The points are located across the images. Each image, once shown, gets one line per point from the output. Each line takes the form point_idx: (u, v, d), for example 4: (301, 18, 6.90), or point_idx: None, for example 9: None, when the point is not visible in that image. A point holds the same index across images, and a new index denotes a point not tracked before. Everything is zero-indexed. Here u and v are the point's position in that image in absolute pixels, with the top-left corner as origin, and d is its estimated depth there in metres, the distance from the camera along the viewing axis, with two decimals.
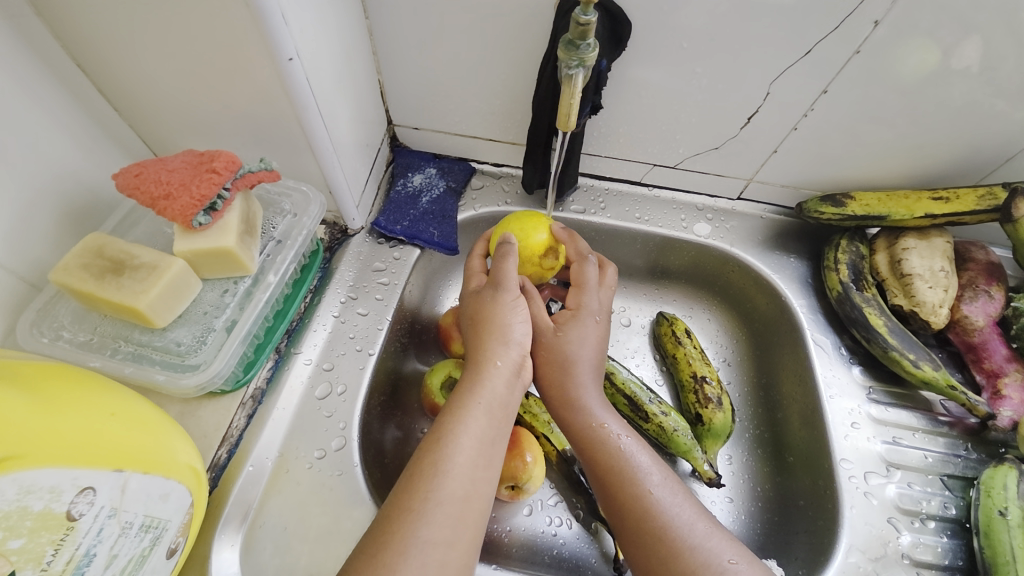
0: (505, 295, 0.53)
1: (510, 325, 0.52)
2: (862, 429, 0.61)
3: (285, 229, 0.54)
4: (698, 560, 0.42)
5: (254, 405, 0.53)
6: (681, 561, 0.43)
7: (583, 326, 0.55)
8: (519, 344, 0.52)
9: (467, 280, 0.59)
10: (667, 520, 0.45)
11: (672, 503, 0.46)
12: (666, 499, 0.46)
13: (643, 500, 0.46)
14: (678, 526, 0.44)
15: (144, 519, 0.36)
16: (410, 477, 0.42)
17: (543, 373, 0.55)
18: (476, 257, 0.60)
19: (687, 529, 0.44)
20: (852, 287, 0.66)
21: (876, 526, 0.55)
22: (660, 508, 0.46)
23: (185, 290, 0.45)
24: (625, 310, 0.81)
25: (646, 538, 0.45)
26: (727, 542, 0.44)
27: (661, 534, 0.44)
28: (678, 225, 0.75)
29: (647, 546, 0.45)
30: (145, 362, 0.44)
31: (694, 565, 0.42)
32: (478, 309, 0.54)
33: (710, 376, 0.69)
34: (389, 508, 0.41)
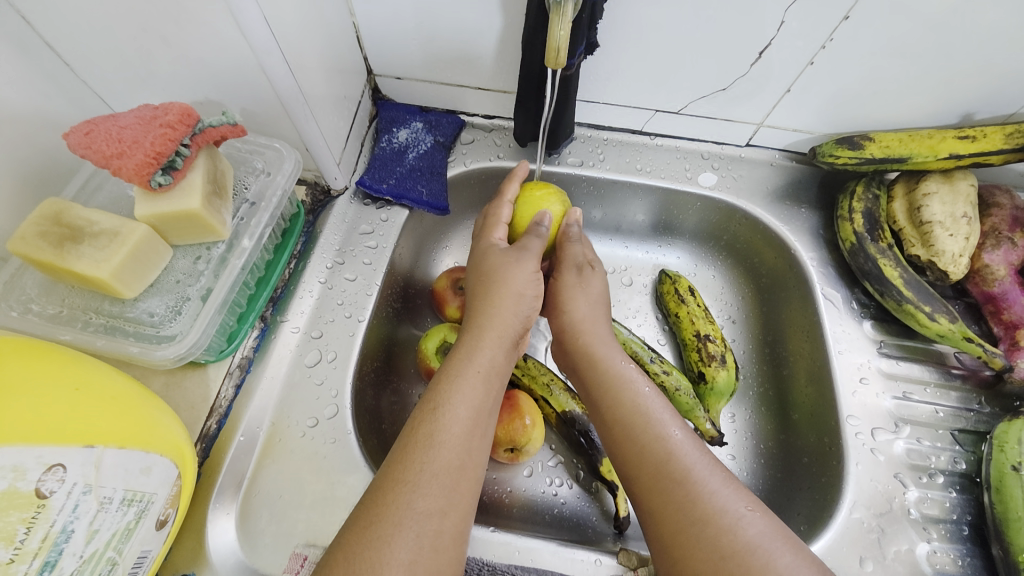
0: (529, 261, 0.52)
1: (521, 294, 0.51)
2: (871, 385, 0.59)
3: (258, 190, 0.50)
4: (715, 507, 0.40)
5: (241, 375, 0.51)
6: (697, 506, 0.41)
7: (598, 268, 0.58)
8: (523, 316, 0.51)
9: (489, 230, 0.57)
10: (687, 465, 0.43)
11: (691, 450, 0.45)
12: (686, 445, 0.45)
13: (665, 444, 0.45)
14: (696, 474, 0.43)
15: (125, 494, 0.34)
16: (405, 447, 0.41)
17: (572, 309, 0.56)
18: (504, 205, 0.58)
19: (704, 476, 0.43)
20: (867, 237, 0.62)
21: (882, 482, 0.53)
22: (679, 453, 0.44)
23: (152, 258, 0.42)
24: (627, 269, 0.78)
25: (662, 486, 0.43)
26: (740, 491, 0.42)
27: (679, 479, 0.43)
28: (682, 177, 0.70)
29: (661, 493, 0.43)
30: (118, 334, 0.42)
31: (711, 511, 0.40)
32: (489, 265, 0.53)
33: (714, 334, 0.67)
34: (385, 475, 0.40)
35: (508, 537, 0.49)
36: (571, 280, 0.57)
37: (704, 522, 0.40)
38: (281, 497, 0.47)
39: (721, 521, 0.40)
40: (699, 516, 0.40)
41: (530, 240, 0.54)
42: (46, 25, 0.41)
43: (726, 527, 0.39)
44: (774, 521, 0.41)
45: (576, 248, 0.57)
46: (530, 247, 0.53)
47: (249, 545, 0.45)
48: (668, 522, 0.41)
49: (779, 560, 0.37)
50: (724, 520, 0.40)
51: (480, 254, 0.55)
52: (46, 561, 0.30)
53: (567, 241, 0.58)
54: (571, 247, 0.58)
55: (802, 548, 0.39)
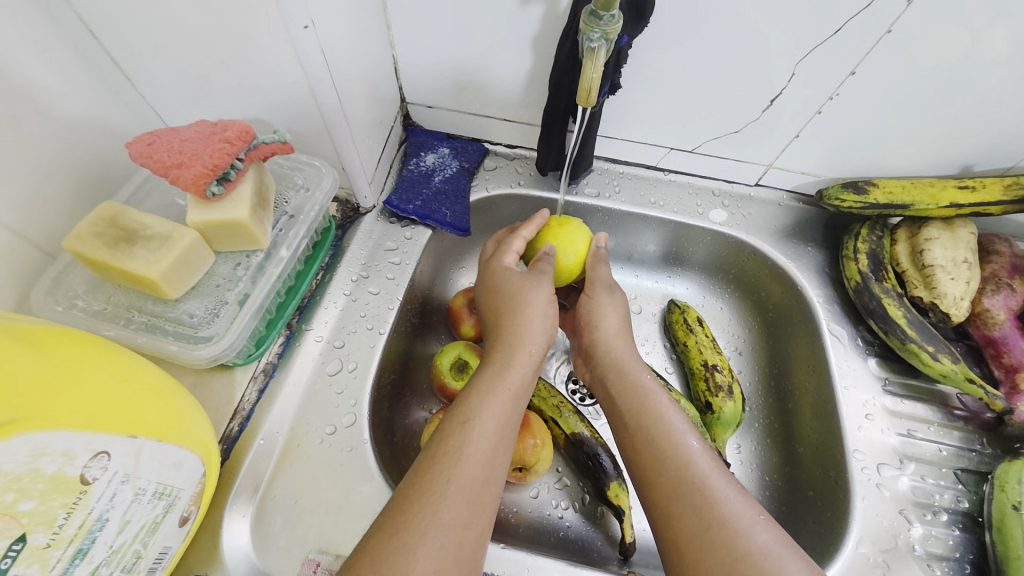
0: (544, 285, 0.56)
1: (543, 315, 0.54)
2: (876, 421, 0.60)
3: (298, 204, 0.52)
4: (730, 512, 0.43)
5: (265, 380, 0.52)
6: (713, 510, 0.43)
7: (625, 292, 0.62)
8: (547, 333, 0.54)
9: (500, 255, 0.59)
10: (705, 472, 0.46)
11: (706, 459, 0.47)
12: (704, 454, 0.47)
13: (684, 450, 0.47)
14: (712, 482, 0.45)
15: (157, 487, 0.36)
16: (438, 451, 0.43)
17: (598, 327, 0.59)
18: (519, 238, 0.61)
19: (720, 484, 0.45)
20: (872, 277, 0.65)
21: (887, 517, 0.53)
22: (698, 460, 0.46)
23: (197, 262, 0.44)
24: (637, 297, 0.80)
25: (680, 491, 0.45)
26: (751, 501, 0.44)
27: (698, 485, 0.45)
28: (693, 211, 0.74)
29: (679, 497, 0.45)
30: (158, 333, 0.43)
31: (728, 515, 0.43)
32: (509, 290, 0.56)
33: (721, 365, 0.69)
34: (419, 480, 0.41)
35: (519, 554, 0.49)
36: (603, 297, 0.60)
37: (720, 525, 0.42)
38: (296, 503, 0.48)
39: (735, 526, 0.42)
40: (715, 521, 0.42)
41: (542, 264, 0.58)
42: (119, 45, 0.45)
43: (741, 531, 0.42)
44: (779, 531, 0.43)
45: (605, 269, 0.61)
46: (544, 273, 0.57)
47: (262, 548, 0.45)
48: (683, 527, 0.43)
49: (788, 563, 0.40)
50: (737, 526, 0.42)
51: (492, 274, 0.58)
52: (80, 548, 0.31)
53: (596, 263, 0.62)
54: (601, 270, 0.61)
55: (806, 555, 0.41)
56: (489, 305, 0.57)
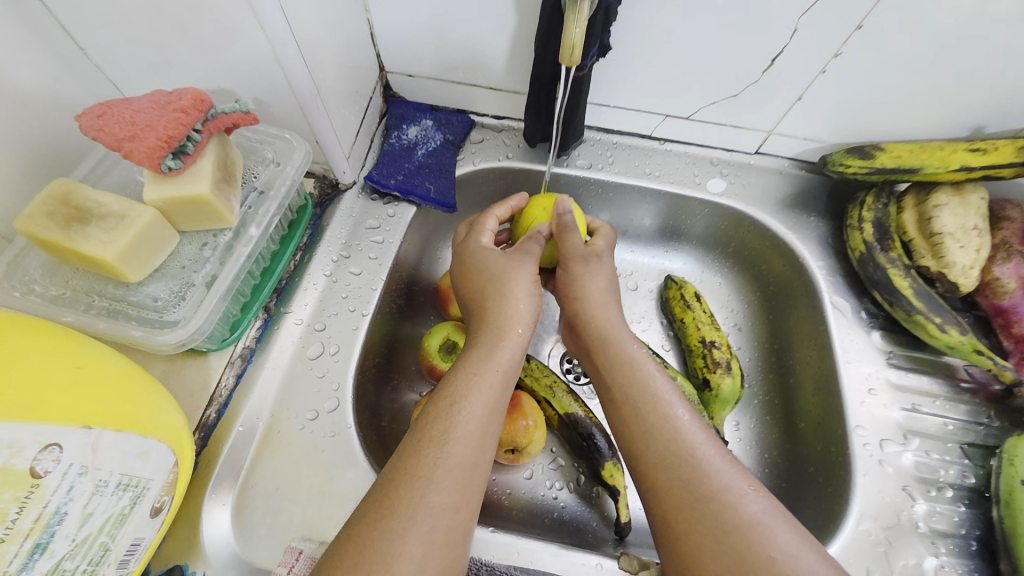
0: (525, 265, 0.54)
1: (524, 293, 0.52)
2: (879, 395, 0.58)
3: (268, 179, 0.49)
4: (718, 484, 0.41)
5: (243, 365, 0.50)
6: (703, 483, 0.42)
7: (608, 259, 0.58)
8: (534, 312, 0.52)
9: (476, 234, 0.57)
10: (693, 444, 0.44)
11: (697, 431, 0.45)
12: (693, 426, 0.45)
13: (671, 423, 0.45)
14: (701, 454, 0.43)
15: (120, 478, 0.33)
16: (422, 434, 0.41)
17: (574, 302, 0.56)
18: (491, 217, 0.59)
19: (709, 456, 0.43)
20: (877, 247, 0.62)
21: (890, 494, 0.51)
22: (686, 432, 0.45)
23: (159, 242, 0.41)
24: (633, 274, 0.77)
25: (668, 463, 0.43)
26: (741, 471, 0.43)
27: (685, 458, 0.43)
28: (690, 181, 0.70)
29: (667, 469, 0.43)
30: (121, 317, 0.41)
31: (716, 488, 0.41)
32: (494, 270, 0.53)
33: (719, 341, 0.66)
34: (401, 463, 0.39)
35: (509, 538, 0.47)
36: (580, 269, 0.56)
37: (708, 498, 0.41)
38: (278, 490, 0.46)
39: (725, 498, 0.41)
40: (703, 493, 0.41)
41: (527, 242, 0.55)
42: (63, 9, 0.41)
43: (730, 503, 0.40)
44: (776, 503, 0.42)
45: (575, 237, 0.55)
46: (530, 251, 0.55)
47: (243, 539, 0.44)
48: (671, 498, 0.42)
49: (779, 536, 0.39)
50: (728, 497, 0.41)
51: (470, 254, 0.55)
52: (37, 543, 0.29)
53: (566, 231, 0.56)
54: (571, 237, 0.55)
55: (798, 526, 0.40)
56: (472, 275, 0.54)
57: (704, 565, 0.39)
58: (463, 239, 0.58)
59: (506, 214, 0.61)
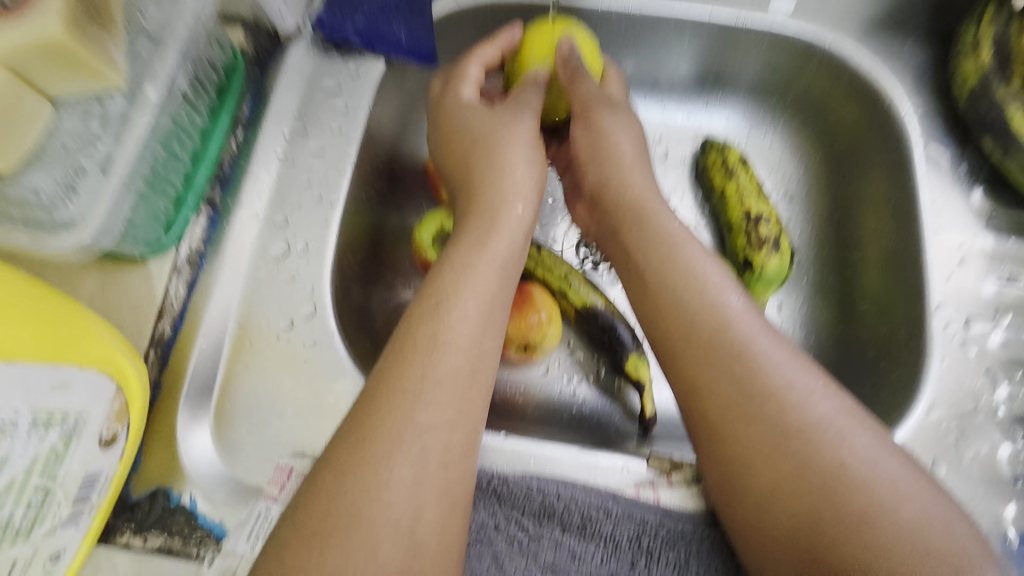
0: (524, 121, 0.43)
1: (520, 163, 0.42)
2: (970, 267, 0.47)
3: (161, 21, 0.36)
4: (780, 382, 0.34)
5: (193, 273, 0.42)
6: (758, 380, 0.34)
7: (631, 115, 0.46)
8: (534, 186, 0.42)
9: (456, 87, 0.46)
10: (748, 336, 0.35)
11: (752, 319, 0.36)
12: (748, 314, 0.36)
13: (721, 311, 0.36)
14: (758, 346, 0.35)
15: (35, 416, 0.28)
16: (408, 338, 0.33)
17: (593, 173, 0.46)
18: (473, 64, 0.46)
19: (768, 349, 0.35)
20: (997, 76, 0.46)
21: (968, 379, 0.44)
22: (739, 322, 0.36)
23: (20, 115, 0.30)
24: (662, 137, 0.62)
25: (714, 359, 0.35)
26: (809, 365, 0.35)
27: (737, 352, 0.35)
28: (746, 1, 0.53)
29: (712, 364, 0.35)
30: (3, 220, 0.32)
31: (775, 387, 0.33)
32: (484, 130, 0.43)
33: (766, 214, 0.55)
34: (385, 374, 0.33)
35: (522, 444, 0.42)
36: (604, 124, 0.45)
37: (765, 398, 0.33)
38: (260, 404, 0.41)
39: (786, 397, 0.33)
40: (758, 392, 0.33)
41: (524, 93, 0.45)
42: None
43: (792, 403, 0.33)
44: (846, 398, 0.34)
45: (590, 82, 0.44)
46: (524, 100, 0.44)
47: (227, 458, 0.39)
48: (717, 398, 0.35)
49: (853, 438, 0.32)
50: (790, 395, 0.33)
51: (451, 116, 0.45)
52: None
53: (576, 76, 0.45)
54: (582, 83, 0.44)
55: (875, 428, 0.32)
56: (466, 140, 0.43)
57: (756, 472, 0.33)
58: (443, 96, 0.47)
59: (495, 60, 0.48)
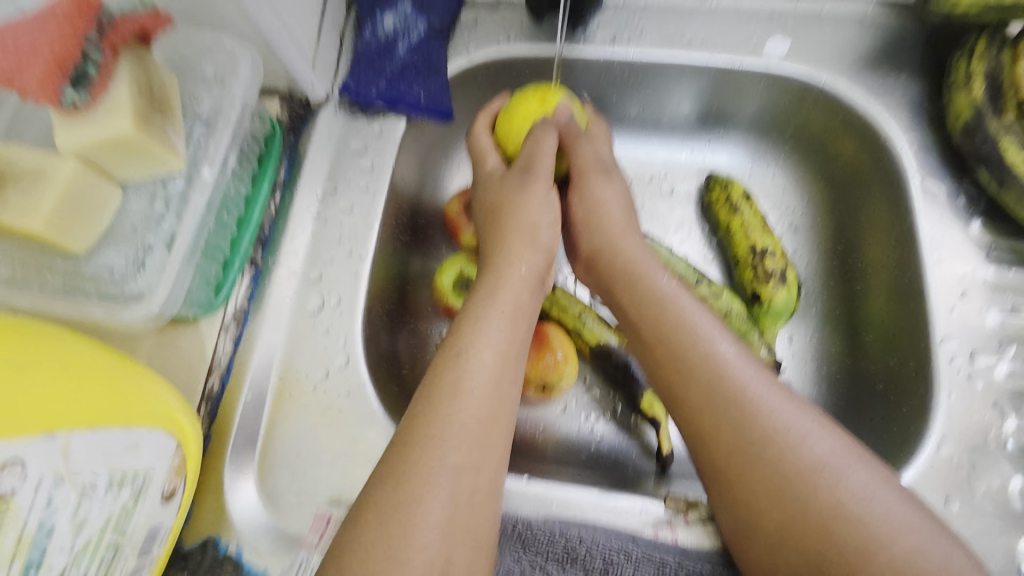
0: (536, 182, 0.46)
1: (536, 225, 0.46)
2: (972, 299, 0.49)
3: (213, 105, 0.39)
4: (775, 425, 0.36)
5: (239, 329, 0.45)
6: (756, 426, 0.36)
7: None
8: (544, 248, 0.46)
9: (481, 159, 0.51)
10: (743, 383, 0.37)
11: (747, 366, 0.38)
12: (742, 361, 0.39)
13: (715, 360, 0.39)
14: (753, 392, 0.37)
15: (110, 476, 0.30)
16: (426, 395, 0.36)
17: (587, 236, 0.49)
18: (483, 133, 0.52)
19: (763, 393, 0.37)
20: (989, 110, 0.48)
21: (978, 413, 0.46)
22: (733, 369, 0.38)
23: (97, 201, 0.34)
24: (667, 174, 0.65)
25: (714, 407, 0.37)
26: (803, 404, 0.37)
27: (734, 399, 0.37)
28: (744, 46, 0.56)
29: (713, 412, 0.37)
30: (80, 295, 0.35)
31: (772, 431, 0.36)
32: (495, 198, 0.47)
33: (773, 249, 0.57)
34: (406, 428, 0.35)
35: (544, 488, 0.45)
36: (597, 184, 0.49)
37: (764, 442, 0.36)
38: (298, 455, 0.44)
39: (783, 440, 0.36)
40: (757, 437, 0.36)
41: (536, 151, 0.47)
42: None
43: (789, 446, 0.35)
44: (847, 438, 0.36)
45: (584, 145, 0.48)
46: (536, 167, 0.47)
47: (271, 506, 0.42)
48: (721, 443, 0.37)
49: (850, 476, 0.34)
50: (786, 439, 0.35)
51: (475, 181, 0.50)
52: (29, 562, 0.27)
53: (570, 138, 0.48)
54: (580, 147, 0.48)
55: (870, 460, 0.35)
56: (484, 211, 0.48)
57: (762, 509, 0.35)
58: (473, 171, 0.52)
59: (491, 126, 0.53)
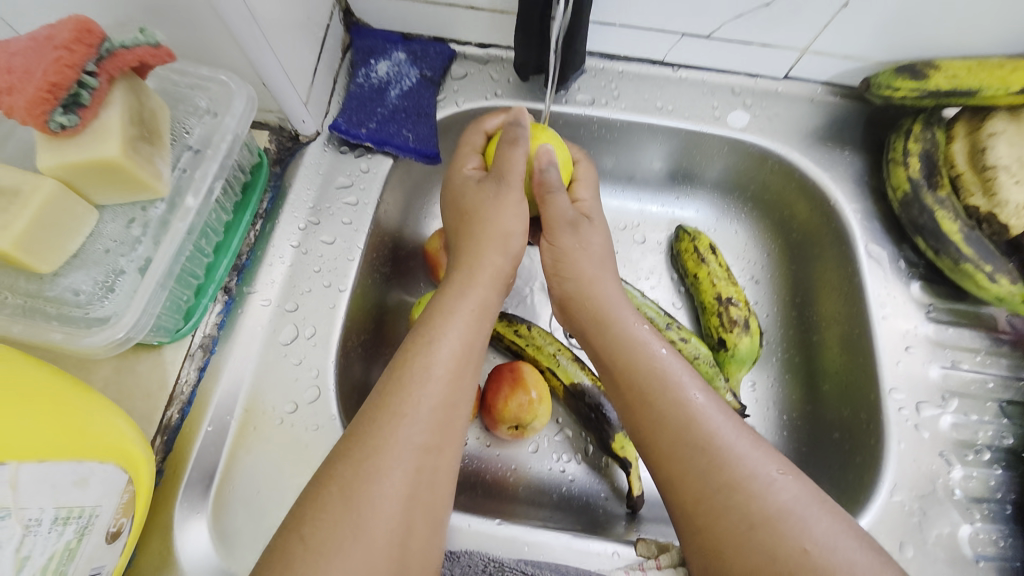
0: (510, 191, 0.47)
1: (508, 233, 0.47)
2: (916, 353, 0.53)
3: (203, 135, 0.40)
4: (743, 473, 0.37)
5: (205, 356, 0.44)
6: (723, 472, 0.37)
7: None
8: (511, 253, 0.48)
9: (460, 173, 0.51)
10: (712, 429, 0.39)
11: (715, 413, 0.40)
12: (711, 408, 0.40)
13: (684, 408, 0.40)
14: (720, 440, 0.38)
15: (56, 513, 0.28)
16: (370, 414, 0.37)
17: (566, 277, 0.49)
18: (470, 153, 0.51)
19: (731, 440, 0.38)
20: (924, 185, 0.54)
21: (925, 461, 0.48)
22: (702, 417, 0.39)
23: (69, 222, 0.33)
24: (640, 225, 0.69)
25: (682, 453, 0.38)
26: (768, 453, 0.38)
27: (702, 446, 0.38)
28: (708, 116, 0.61)
29: (681, 458, 0.38)
30: (38, 317, 0.33)
31: (740, 478, 0.36)
32: (467, 204, 0.48)
33: (737, 297, 0.60)
34: (345, 445, 0.35)
35: (515, 531, 0.44)
36: (574, 231, 0.50)
37: (730, 489, 0.36)
38: (259, 492, 0.42)
39: (750, 486, 0.36)
40: (724, 483, 0.36)
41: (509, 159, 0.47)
42: None
43: (755, 493, 0.36)
44: (810, 483, 0.37)
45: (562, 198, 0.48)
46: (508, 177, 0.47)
47: (223, 549, 0.39)
48: (688, 489, 0.38)
49: (814, 525, 0.34)
50: (753, 486, 0.36)
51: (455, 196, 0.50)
52: None
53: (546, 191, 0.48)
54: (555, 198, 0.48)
55: (838, 512, 0.35)
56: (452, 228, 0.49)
57: (728, 560, 0.35)
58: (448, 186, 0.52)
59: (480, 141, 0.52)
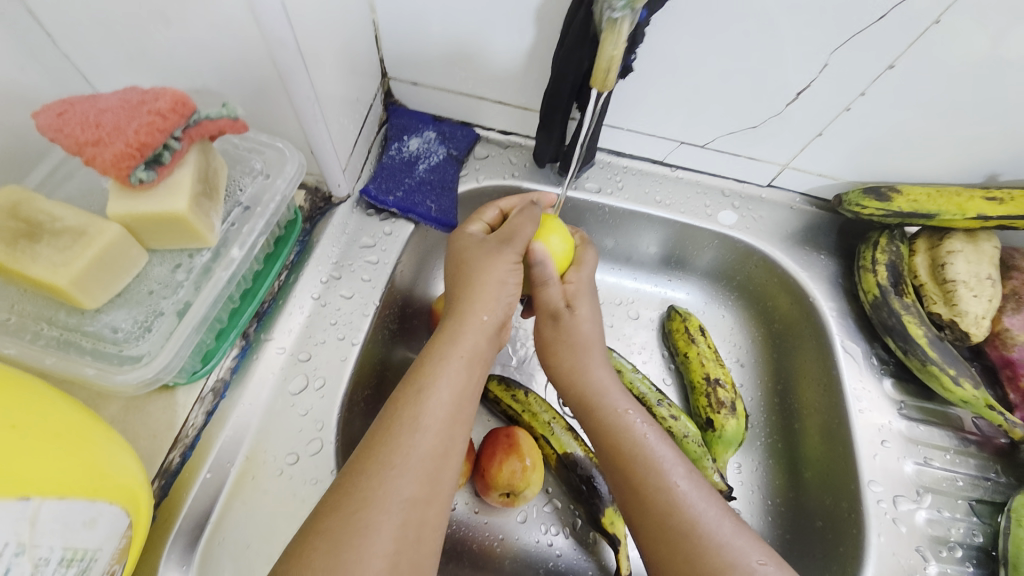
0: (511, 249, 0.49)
1: (502, 283, 0.48)
2: (891, 448, 0.56)
3: (254, 193, 0.44)
4: (726, 561, 0.38)
5: (214, 401, 0.45)
6: (706, 561, 0.38)
7: (590, 299, 0.54)
8: (504, 302, 0.48)
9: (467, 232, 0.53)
10: (694, 516, 0.40)
11: (697, 499, 0.42)
12: (693, 495, 0.42)
13: (667, 494, 0.42)
14: (703, 527, 0.40)
15: (64, 553, 0.28)
16: (355, 472, 0.37)
17: (557, 362, 0.52)
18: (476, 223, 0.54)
19: (713, 527, 0.40)
20: (892, 291, 0.60)
21: (903, 555, 0.50)
22: (684, 505, 0.41)
23: (123, 263, 0.36)
24: (634, 302, 0.74)
25: (669, 537, 0.40)
26: (753, 542, 0.40)
27: (686, 532, 0.40)
28: (701, 212, 0.68)
29: (667, 542, 0.40)
30: (73, 350, 0.35)
31: (723, 565, 0.38)
32: (467, 257, 0.50)
33: (724, 379, 0.64)
34: (330, 506, 0.36)
35: None
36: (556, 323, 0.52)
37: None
38: (248, 546, 0.41)
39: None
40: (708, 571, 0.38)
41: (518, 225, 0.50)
42: None
43: None
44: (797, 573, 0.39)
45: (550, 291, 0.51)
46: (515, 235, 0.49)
47: None
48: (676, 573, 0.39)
49: None
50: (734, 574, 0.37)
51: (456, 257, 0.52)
52: None
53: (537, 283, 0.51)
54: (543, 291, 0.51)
55: None
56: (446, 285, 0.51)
57: None
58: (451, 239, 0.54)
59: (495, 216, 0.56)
